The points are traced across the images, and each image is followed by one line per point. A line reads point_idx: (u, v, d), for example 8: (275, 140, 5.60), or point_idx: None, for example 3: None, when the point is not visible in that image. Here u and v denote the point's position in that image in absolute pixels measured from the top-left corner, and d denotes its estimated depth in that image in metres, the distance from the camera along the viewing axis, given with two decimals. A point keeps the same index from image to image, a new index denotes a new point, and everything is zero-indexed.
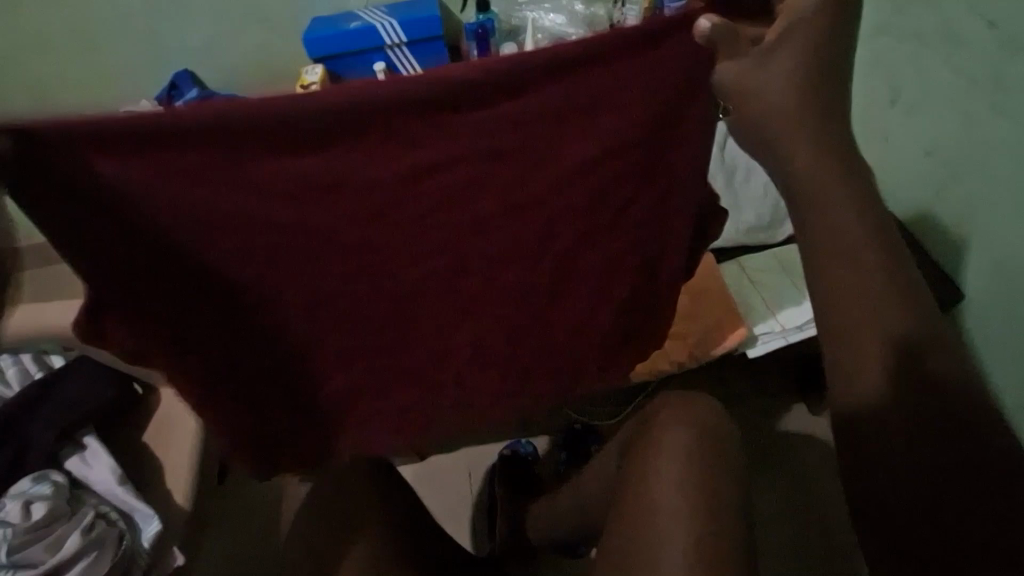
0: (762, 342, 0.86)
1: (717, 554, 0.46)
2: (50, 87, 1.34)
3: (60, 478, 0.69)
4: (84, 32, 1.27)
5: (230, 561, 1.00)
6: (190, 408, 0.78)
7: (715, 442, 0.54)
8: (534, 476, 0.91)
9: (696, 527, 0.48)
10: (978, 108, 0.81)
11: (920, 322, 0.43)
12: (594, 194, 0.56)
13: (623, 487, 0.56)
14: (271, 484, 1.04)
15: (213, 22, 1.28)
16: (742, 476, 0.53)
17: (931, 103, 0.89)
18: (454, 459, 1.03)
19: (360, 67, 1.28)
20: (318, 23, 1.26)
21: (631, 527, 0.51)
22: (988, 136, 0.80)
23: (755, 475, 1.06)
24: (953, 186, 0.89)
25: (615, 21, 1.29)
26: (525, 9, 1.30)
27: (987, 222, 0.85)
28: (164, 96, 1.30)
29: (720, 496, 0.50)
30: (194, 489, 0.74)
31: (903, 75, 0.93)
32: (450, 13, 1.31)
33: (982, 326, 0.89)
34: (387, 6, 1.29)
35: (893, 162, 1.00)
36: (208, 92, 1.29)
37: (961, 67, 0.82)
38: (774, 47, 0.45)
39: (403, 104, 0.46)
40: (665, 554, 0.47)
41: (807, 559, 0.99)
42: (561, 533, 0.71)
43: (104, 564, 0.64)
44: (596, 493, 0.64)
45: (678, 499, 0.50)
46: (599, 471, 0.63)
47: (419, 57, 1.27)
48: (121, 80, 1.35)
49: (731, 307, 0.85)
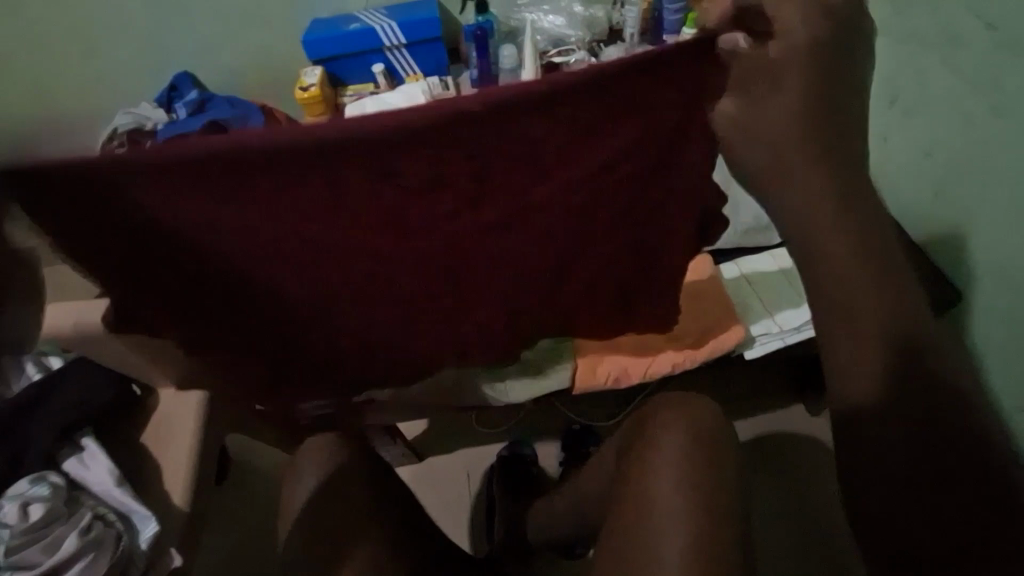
0: (760, 344, 0.87)
1: (712, 555, 0.47)
2: (50, 89, 1.34)
3: (58, 479, 0.68)
4: (84, 33, 1.27)
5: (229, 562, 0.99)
6: (191, 408, 0.78)
7: (714, 441, 0.54)
8: (533, 477, 0.91)
9: (692, 528, 0.48)
10: (977, 109, 0.81)
11: (923, 322, 0.43)
12: (591, 194, 0.55)
13: (620, 487, 0.56)
14: (270, 486, 1.04)
15: (213, 24, 1.28)
16: (740, 474, 0.53)
17: (930, 105, 0.89)
18: (453, 460, 1.03)
19: (359, 69, 1.28)
20: (317, 25, 1.26)
21: (628, 528, 0.51)
22: (987, 137, 0.80)
23: (754, 476, 1.06)
24: (953, 187, 0.89)
25: (614, 23, 1.30)
26: (525, 10, 1.31)
27: (985, 223, 0.85)
28: (165, 99, 1.32)
29: (717, 496, 0.50)
30: (192, 490, 0.74)
31: (903, 76, 0.93)
32: (449, 14, 1.31)
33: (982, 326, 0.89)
34: (387, 8, 1.29)
35: (896, 162, 1.01)
36: (208, 96, 1.33)
37: (960, 68, 0.82)
38: (781, 80, 0.43)
39: (403, 118, 0.43)
40: (661, 555, 0.48)
41: (806, 559, 0.99)
42: (560, 533, 0.72)
43: (101, 564, 0.63)
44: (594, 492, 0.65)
45: (677, 500, 0.50)
46: (597, 471, 0.63)
47: (418, 59, 1.28)
48: (121, 82, 1.36)
49: (730, 308, 0.85)
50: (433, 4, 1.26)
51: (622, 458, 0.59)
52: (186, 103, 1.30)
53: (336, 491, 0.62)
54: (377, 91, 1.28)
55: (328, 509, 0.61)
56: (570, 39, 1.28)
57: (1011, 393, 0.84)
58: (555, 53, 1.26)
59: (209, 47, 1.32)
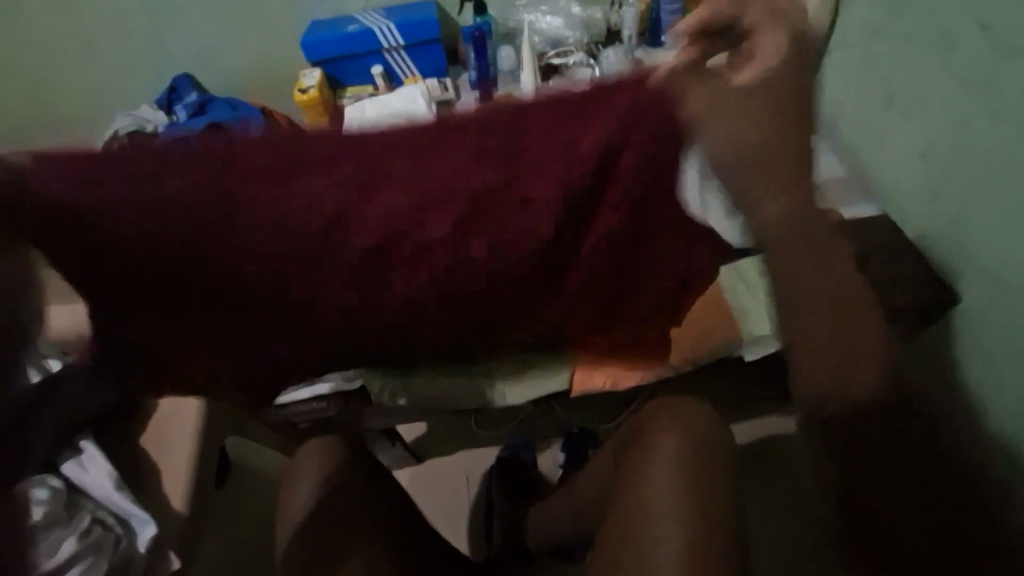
0: (758, 346, 0.87)
1: (706, 556, 0.47)
2: (48, 91, 1.34)
3: (58, 482, 0.70)
4: (83, 36, 1.27)
5: (228, 564, 1.00)
6: (192, 412, 0.78)
7: (707, 445, 0.54)
8: (534, 480, 0.91)
9: (688, 529, 0.49)
10: (972, 110, 0.80)
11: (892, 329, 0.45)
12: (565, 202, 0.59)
13: (618, 490, 0.56)
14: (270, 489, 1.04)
15: (212, 26, 1.28)
16: (736, 475, 0.54)
17: (927, 105, 0.88)
18: (453, 463, 1.03)
19: (358, 72, 1.29)
20: (316, 27, 1.26)
21: (623, 530, 0.52)
22: (984, 137, 0.80)
23: (751, 477, 1.06)
24: (949, 188, 0.88)
25: (611, 25, 1.29)
26: (523, 11, 1.30)
27: (981, 225, 0.84)
28: (164, 101, 1.32)
29: (713, 498, 0.50)
30: (190, 494, 0.73)
31: (898, 76, 0.93)
32: (449, 16, 1.31)
33: (981, 328, 0.89)
34: (386, 9, 1.28)
35: (889, 163, 1.00)
36: (209, 97, 1.33)
37: (954, 68, 0.82)
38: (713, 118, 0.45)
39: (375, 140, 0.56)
40: (659, 557, 0.48)
41: (804, 560, 0.99)
42: (562, 537, 0.71)
43: (100, 566, 0.65)
44: (589, 494, 0.65)
45: (676, 503, 0.50)
46: (595, 473, 0.64)
47: (417, 61, 1.28)
48: (120, 84, 1.36)
49: (728, 311, 0.86)
50: (431, 6, 1.26)
51: (619, 459, 0.59)
52: (186, 106, 1.31)
53: (337, 496, 0.63)
54: (376, 93, 1.28)
55: (330, 516, 0.62)
56: (568, 41, 1.29)
57: (1011, 392, 0.83)
58: (554, 54, 1.26)
59: (207, 49, 1.32)
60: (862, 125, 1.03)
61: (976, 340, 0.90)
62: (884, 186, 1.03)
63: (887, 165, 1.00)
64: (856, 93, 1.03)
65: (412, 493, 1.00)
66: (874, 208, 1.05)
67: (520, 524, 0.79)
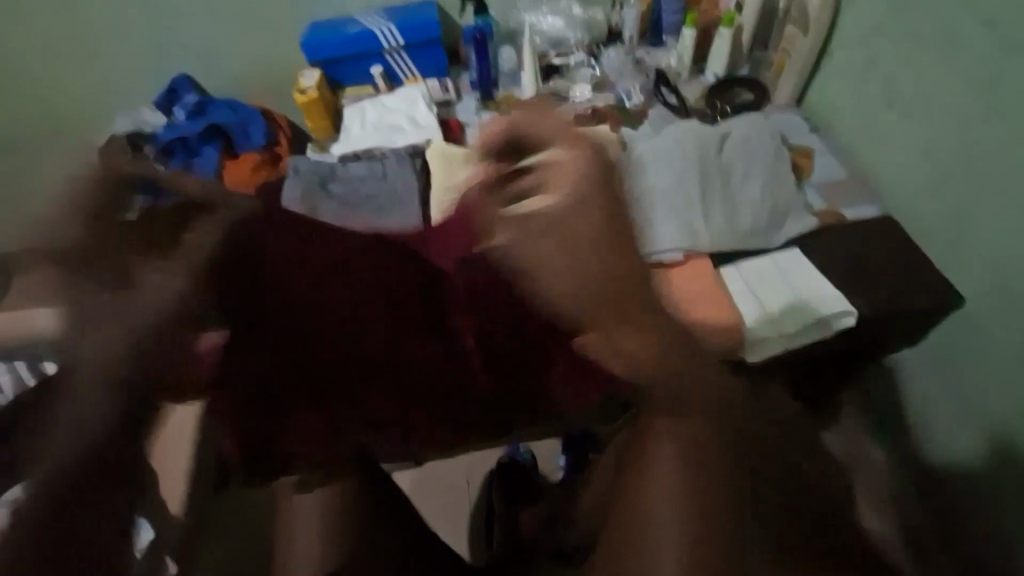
0: (765, 348, 0.84)
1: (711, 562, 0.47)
2: (48, 92, 1.34)
3: None
4: (83, 36, 1.27)
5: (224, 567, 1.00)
6: None
7: (705, 458, 0.49)
8: (534, 484, 0.92)
9: (684, 533, 0.48)
10: (975, 110, 0.81)
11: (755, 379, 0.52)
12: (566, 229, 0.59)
13: (616, 500, 0.53)
14: None
15: (213, 27, 1.28)
16: (745, 482, 0.50)
17: (928, 105, 0.88)
18: (454, 468, 1.08)
19: (358, 74, 1.28)
20: (316, 27, 1.25)
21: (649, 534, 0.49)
22: (987, 137, 0.80)
23: None
24: (950, 189, 0.88)
25: (613, 26, 1.29)
26: (524, 12, 1.30)
27: (982, 226, 0.84)
28: (163, 102, 1.32)
29: (713, 511, 0.49)
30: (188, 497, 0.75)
31: (899, 76, 0.93)
32: (449, 17, 1.31)
33: (982, 331, 0.88)
34: (386, 9, 1.27)
35: (891, 166, 0.99)
36: (208, 98, 1.33)
37: (956, 69, 0.82)
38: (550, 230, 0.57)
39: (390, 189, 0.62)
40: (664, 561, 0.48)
41: None
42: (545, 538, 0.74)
43: None
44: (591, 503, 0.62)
45: (678, 523, 0.48)
46: (597, 486, 0.61)
47: (418, 63, 1.27)
48: (120, 85, 1.36)
49: (732, 312, 0.84)
50: (431, 7, 1.25)
51: (620, 462, 0.56)
52: (185, 107, 1.31)
53: (344, 503, 0.65)
54: (376, 94, 1.27)
55: (337, 522, 0.63)
56: (569, 42, 1.28)
57: None
58: (554, 55, 1.26)
59: (206, 50, 1.32)
60: (863, 127, 1.03)
61: (977, 343, 0.90)
62: (887, 189, 1.00)
63: (886, 166, 0.99)
64: (857, 96, 1.03)
65: (410, 494, 1.05)
66: (876, 209, 0.99)
67: (515, 530, 0.81)
